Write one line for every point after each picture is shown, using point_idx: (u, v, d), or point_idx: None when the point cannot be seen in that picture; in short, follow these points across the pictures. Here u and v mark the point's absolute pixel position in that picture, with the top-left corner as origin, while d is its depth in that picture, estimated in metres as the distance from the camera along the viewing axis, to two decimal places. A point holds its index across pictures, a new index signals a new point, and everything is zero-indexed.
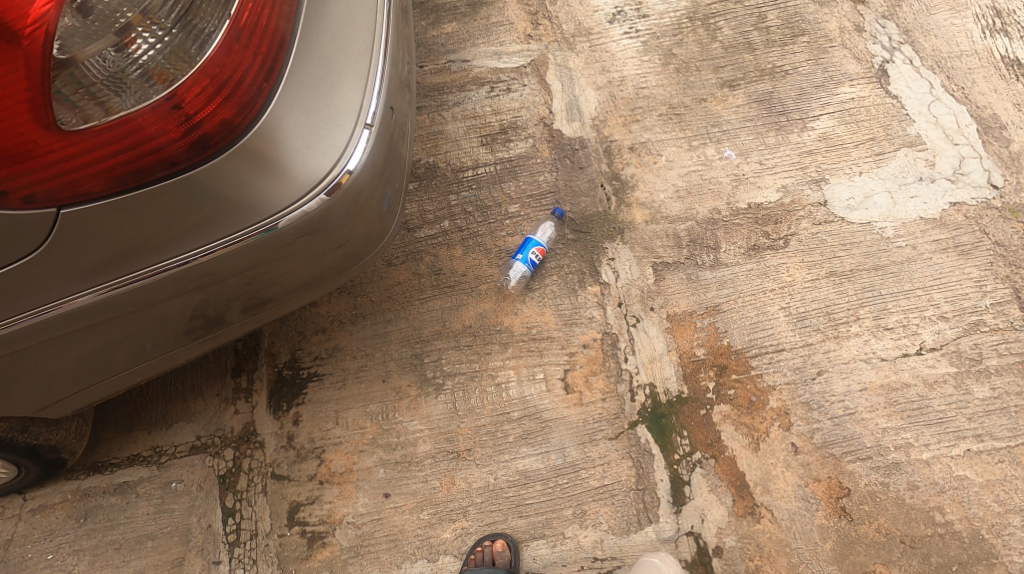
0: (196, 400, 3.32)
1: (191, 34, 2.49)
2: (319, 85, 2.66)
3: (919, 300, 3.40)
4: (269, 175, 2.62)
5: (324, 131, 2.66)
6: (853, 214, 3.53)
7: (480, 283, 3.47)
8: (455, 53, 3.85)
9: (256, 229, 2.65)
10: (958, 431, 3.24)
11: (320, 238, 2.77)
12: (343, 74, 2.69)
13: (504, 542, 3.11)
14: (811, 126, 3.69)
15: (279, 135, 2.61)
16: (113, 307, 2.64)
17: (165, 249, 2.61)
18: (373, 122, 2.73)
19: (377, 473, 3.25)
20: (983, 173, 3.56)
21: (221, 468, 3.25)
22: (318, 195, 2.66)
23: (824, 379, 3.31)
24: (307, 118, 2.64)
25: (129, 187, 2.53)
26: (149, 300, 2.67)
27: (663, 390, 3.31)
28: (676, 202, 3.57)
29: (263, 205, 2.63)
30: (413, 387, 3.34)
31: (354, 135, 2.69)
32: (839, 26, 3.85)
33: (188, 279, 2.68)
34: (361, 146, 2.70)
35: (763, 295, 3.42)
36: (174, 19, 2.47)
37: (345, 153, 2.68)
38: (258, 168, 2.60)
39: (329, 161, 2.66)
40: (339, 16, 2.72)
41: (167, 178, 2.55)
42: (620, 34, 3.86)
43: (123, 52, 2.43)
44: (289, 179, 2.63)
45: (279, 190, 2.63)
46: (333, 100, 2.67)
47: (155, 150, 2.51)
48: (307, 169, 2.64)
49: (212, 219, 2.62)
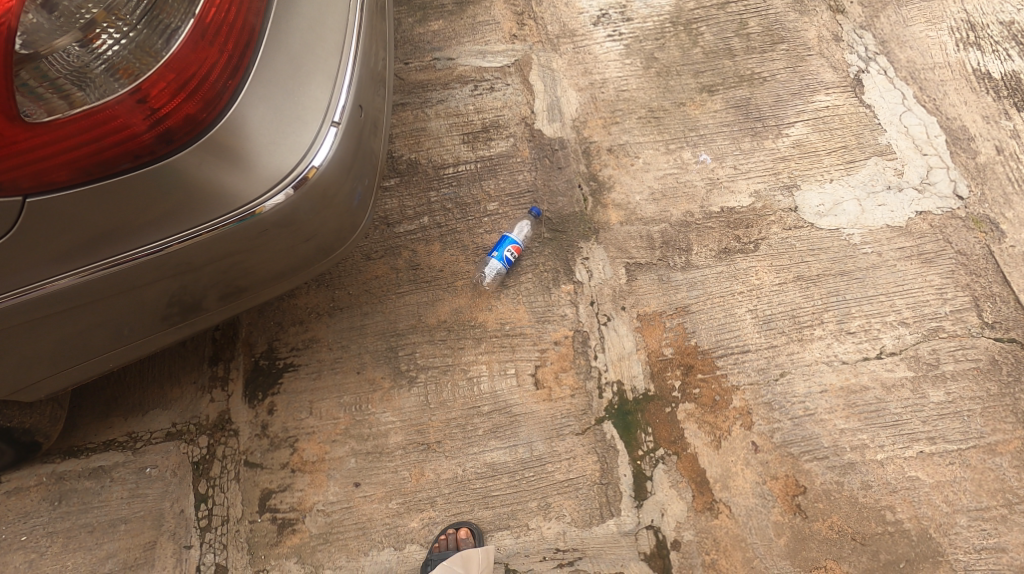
0: (173, 387, 3.39)
1: (156, 29, 2.55)
2: (286, 82, 2.73)
3: (882, 306, 3.49)
4: (234, 169, 2.69)
5: (290, 128, 2.73)
6: (823, 220, 3.63)
7: (456, 279, 3.55)
8: (441, 51, 3.92)
9: (227, 220, 2.72)
10: (913, 433, 3.32)
11: (289, 231, 2.84)
12: (311, 73, 2.77)
13: (467, 530, 3.19)
14: (786, 133, 3.78)
15: (244, 131, 2.68)
16: (93, 291, 2.71)
17: (142, 238, 2.68)
18: (340, 120, 2.80)
19: (348, 462, 3.31)
20: (950, 184, 3.66)
21: (195, 455, 3.31)
22: (284, 189, 2.73)
23: (787, 380, 3.39)
24: (273, 115, 2.71)
25: (93, 178, 2.59)
26: (122, 286, 2.73)
27: (631, 387, 3.38)
28: (651, 204, 3.66)
29: (229, 198, 2.70)
30: (387, 379, 3.41)
31: (321, 132, 2.76)
32: (818, 35, 3.94)
33: (167, 266, 2.74)
34: (327, 143, 2.77)
35: (731, 297, 3.52)
36: (139, 15, 2.54)
37: (311, 150, 2.75)
38: (224, 162, 2.67)
39: (294, 157, 2.73)
40: (310, 15, 2.79)
41: (132, 170, 2.62)
42: (603, 36, 3.94)
43: (87, 47, 2.50)
44: (255, 173, 2.70)
45: (244, 184, 2.70)
46: (300, 97, 2.74)
47: (119, 143, 2.58)
48: (273, 163, 2.71)
49: (182, 210, 2.68)
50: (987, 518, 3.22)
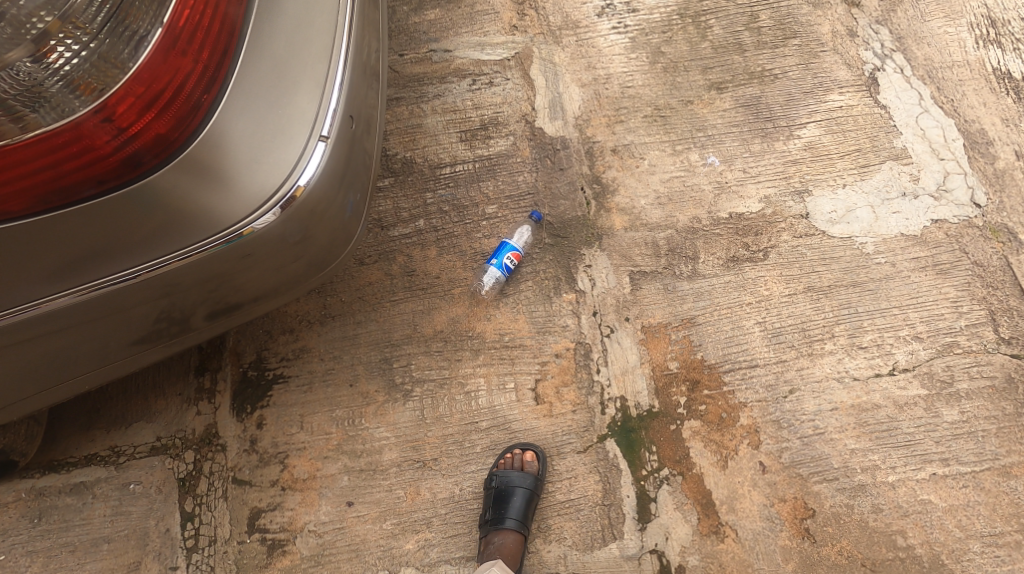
0: (157, 399, 3.27)
1: (122, 36, 2.40)
2: (270, 93, 2.58)
3: (895, 319, 3.37)
4: (212, 192, 2.54)
5: (274, 145, 2.58)
6: (835, 227, 3.50)
7: (453, 287, 3.42)
8: (437, 42, 3.76)
9: (212, 243, 2.58)
10: (925, 454, 3.20)
11: (276, 252, 2.71)
12: (296, 84, 2.62)
13: (533, 453, 3.19)
14: (797, 134, 3.63)
15: (223, 150, 2.53)
16: (79, 314, 2.57)
17: (125, 259, 2.54)
18: (329, 134, 2.66)
19: (341, 480, 3.20)
20: (967, 191, 3.53)
21: (181, 471, 3.20)
22: (268, 211, 2.59)
23: (796, 397, 3.27)
24: (254, 131, 2.56)
25: (54, 207, 2.44)
26: (95, 313, 2.59)
27: (634, 403, 3.27)
28: (657, 209, 3.53)
29: (208, 222, 2.56)
30: (381, 393, 3.29)
31: (308, 148, 2.63)
32: (832, 30, 3.77)
33: (153, 286, 2.60)
34: (315, 160, 2.63)
35: (739, 309, 3.39)
36: (101, 22, 2.38)
37: (297, 168, 2.61)
38: (200, 185, 2.53)
39: (279, 176, 2.59)
40: (295, 20, 2.63)
41: (96, 197, 2.46)
42: (608, 29, 3.77)
43: (41, 62, 2.35)
44: (235, 195, 2.56)
45: (223, 208, 2.56)
46: (285, 111, 2.60)
47: (82, 168, 2.42)
48: (257, 181, 2.57)
49: (163, 232, 2.54)
50: (1001, 544, 3.12)
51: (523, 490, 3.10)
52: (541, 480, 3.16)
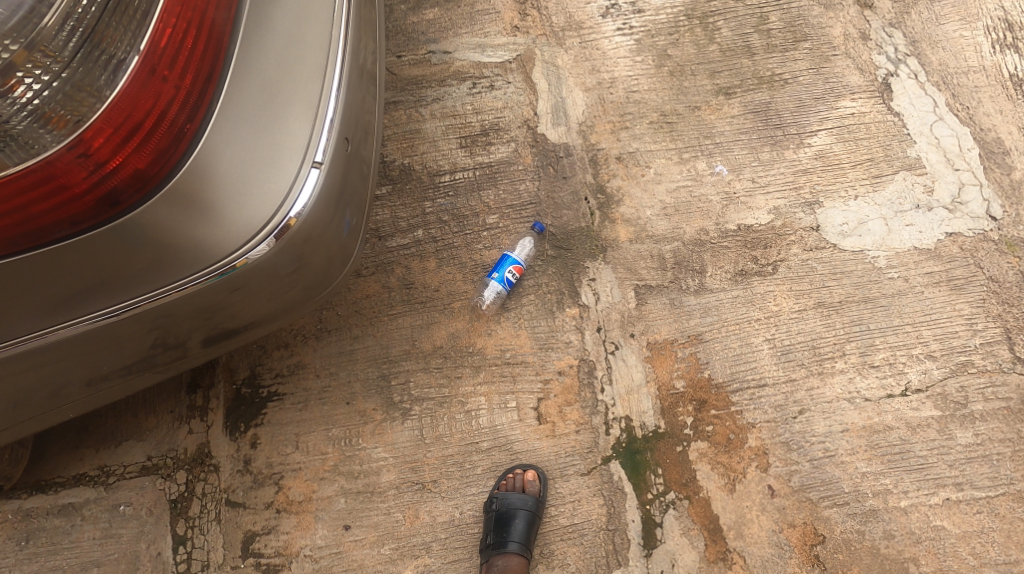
0: (148, 416, 3.17)
1: (97, 61, 2.29)
2: (259, 120, 2.47)
3: (908, 337, 3.28)
4: (198, 227, 2.44)
5: (263, 175, 2.48)
6: (846, 240, 3.40)
7: (453, 300, 3.32)
8: (436, 43, 3.64)
9: (204, 277, 2.48)
10: (938, 479, 3.14)
11: (269, 282, 2.61)
12: (287, 109, 2.51)
13: (535, 473, 3.11)
14: (808, 142, 3.52)
15: (208, 183, 2.42)
16: (75, 348, 2.49)
17: (115, 294, 2.44)
18: (323, 160, 2.56)
19: (337, 503, 3.11)
20: (982, 203, 3.42)
21: (172, 492, 3.11)
22: (258, 245, 2.49)
23: (806, 418, 3.20)
24: (242, 161, 2.45)
25: (25, 249, 2.33)
26: (78, 349, 2.49)
27: (640, 424, 3.19)
28: (663, 220, 3.42)
29: (193, 259, 2.46)
30: (378, 411, 3.19)
31: (301, 175, 2.52)
32: (844, 32, 3.65)
33: (148, 318, 2.51)
34: (308, 187, 2.53)
35: (748, 325, 3.30)
36: (73, 48, 2.27)
37: (289, 197, 2.51)
38: (184, 220, 2.42)
39: (269, 207, 2.48)
40: (285, 41, 2.52)
41: (69, 238, 2.36)
42: (612, 30, 3.65)
43: (7, 96, 2.23)
44: (222, 229, 2.45)
45: (210, 244, 2.45)
46: (275, 138, 2.49)
47: (54, 208, 2.32)
48: (248, 212, 2.47)
49: (150, 268, 2.44)
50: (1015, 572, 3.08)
51: (524, 512, 3.02)
52: (543, 501, 3.08)
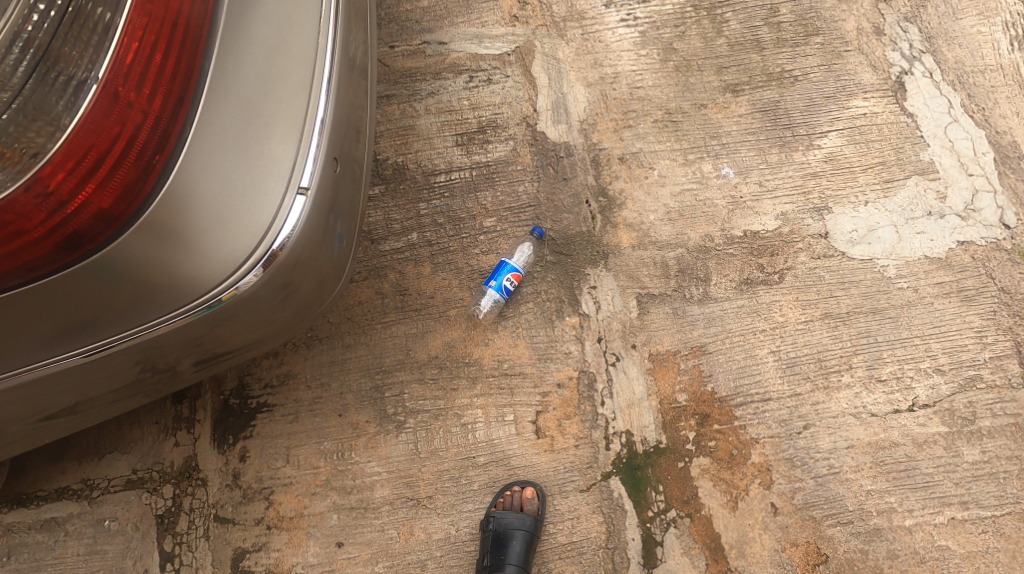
0: (132, 428, 3.10)
1: (53, 82, 2.23)
2: (237, 151, 2.40)
3: (916, 350, 3.21)
4: (172, 266, 2.39)
5: (243, 208, 2.41)
6: (855, 248, 3.30)
7: (449, 308, 3.23)
8: (431, 33, 3.48)
9: (184, 312, 2.44)
10: (944, 497, 3.09)
11: (257, 311, 2.55)
12: (268, 137, 2.44)
13: (534, 490, 3.05)
14: (817, 144, 3.41)
15: (182, 221, 2.37)
16: (64, 381, 2.47)
17: (98, 329, 2.41)
18: (309, 186, 2.49)
19: (330, 519, 3.06)
20: (996, 211, 3.32)
21: (159, 507, 3.05)
22: (237, 281, 2.44)
23: (810, 434, 3.13)
24: (218, 196, 2.39)
25: None
26: (56, 386, 2.47)
27: (640, 439, 3.12)
28: (666, 225, 3.32)
29: (168, 298, 2.42)
30: (372, 424, 3.12)
31: (285, 204, 2.45)
32: (857, 27, 3.51)
33: (133, 351, 2.47)
34: (293, 215, 2.46)
35: (752, 336, 3.21)
36: (26, 70, 2.21)
37: (273, 227, 2.44)
38: (156, 260, 2.38)
39: (249, 240, 2.42)
40: (265, 65, 2.44)
41: (29, 283, 2.32)
42: (616, 22, 3.50)
43: None
44: (199, 267, 2.40)
45: (186, 283, 2.41)
46: (255, 168, 2.42)
47: (12, 255, 2.28)
48: (228, 243, 2.41)
49: (129, 302, 2.40)
50: None
51: (521, 533, 2.97)
52: (541, 520, 3.03)
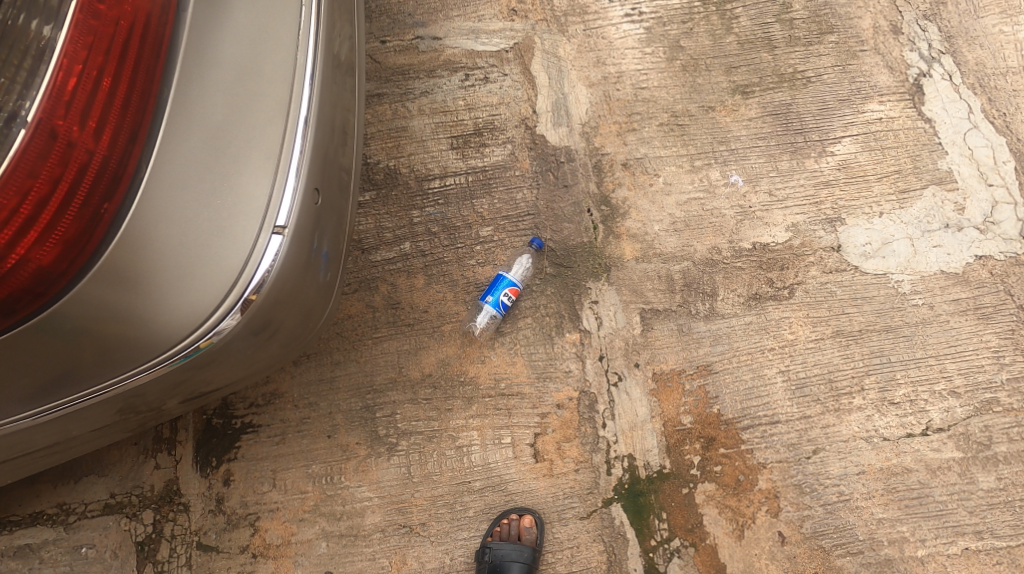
0: (110, 450, 2.97)
1: None
2: (204, 195, 2.29)
3: (931, 370, 3.08)
4: (135, 320, 2.30)
5: (213, 253, 2.31)
6: (869, 262, 3.15)
7: (443, 323, 3.09)
8: (424, 28, 3.29)
9: (151, 366, 2.36)
10: (958, 526, 2.97)
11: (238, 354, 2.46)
12: (239, 177, 2.32)
13: (532, 518, 2.94)
14: (831, 150, 3.24)
15: (144, 272, 2.28)
16: (39, 432, 2.41)
17: (65, 383, 2.35)
18: (286, 224, 2.37)
19: (319, 547, 2.95)
20: (1016, 224, 3.17)
21: (138, 534, 2.94)
22: (208, 330, 2.34)
23: (820, 459, 3.01)
24: (183, 244, 2.29)
25: None
26: (26, 438, 2.41)
27: (643, 463, 3.00)
28: (672, 236, 3.17)
29: (134, 351, 2.33)
30: (362, 446, 3.00)
31: (260, 244, 2.34)
32: (874, 24, 3.32)
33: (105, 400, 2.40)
34: (269, 256, 2.35)
35: (760, 355, 3.08)
36: None
37: (246, 271, 2.34)
38: (116, 314, 2.29)
39: (218, 287, 2.33)
40: (235, 99, 2.31)
41: None
42: (620, 17, 3.31)
43: None
44: (163, 319, 2.31)
45: (151, 335, 2.32)
46: (225, 211, 2.31)
47: None
48: (195, 292, 2.32)
49: (90, 357, 2.33)
50: None
51: (518, 565, 2.87)
52: (539, 549, 2.92)
